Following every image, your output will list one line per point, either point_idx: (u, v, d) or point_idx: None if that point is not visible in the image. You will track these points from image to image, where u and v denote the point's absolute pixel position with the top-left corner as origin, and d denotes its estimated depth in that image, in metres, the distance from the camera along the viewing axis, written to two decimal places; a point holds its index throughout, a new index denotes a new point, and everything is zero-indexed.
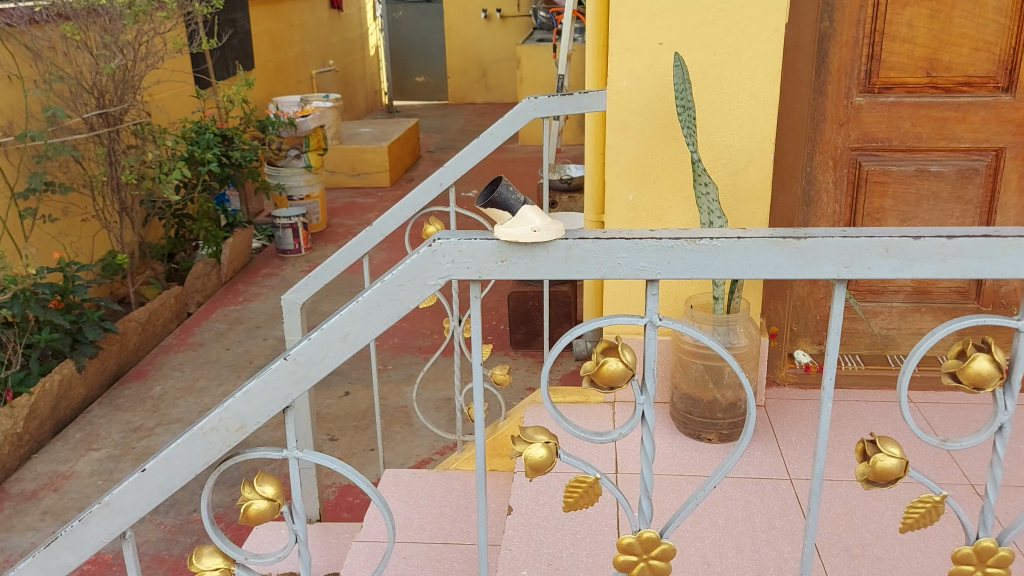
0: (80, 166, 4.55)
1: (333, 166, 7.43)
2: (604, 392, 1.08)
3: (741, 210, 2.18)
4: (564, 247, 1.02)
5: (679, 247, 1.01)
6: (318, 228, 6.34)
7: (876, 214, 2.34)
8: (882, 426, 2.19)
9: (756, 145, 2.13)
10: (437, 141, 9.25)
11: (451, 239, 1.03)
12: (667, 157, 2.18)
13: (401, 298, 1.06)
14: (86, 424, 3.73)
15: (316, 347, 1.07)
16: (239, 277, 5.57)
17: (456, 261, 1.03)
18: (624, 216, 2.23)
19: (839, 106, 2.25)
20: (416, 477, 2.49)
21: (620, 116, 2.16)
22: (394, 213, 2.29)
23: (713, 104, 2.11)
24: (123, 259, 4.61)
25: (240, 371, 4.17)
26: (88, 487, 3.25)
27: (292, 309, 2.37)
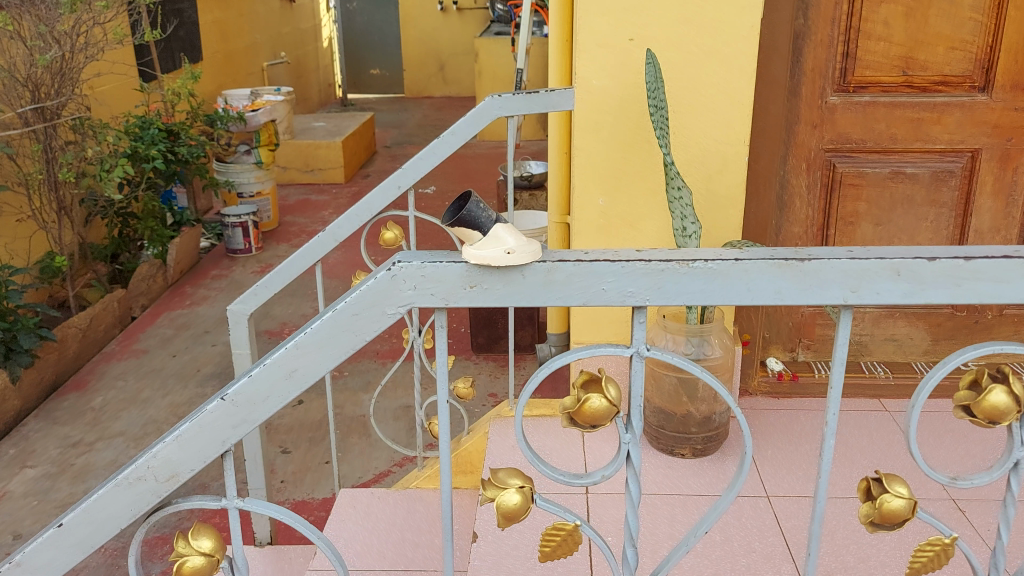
0: (14, 163, 4.28)
1: (285, 162, 7.22)
2: (584, 433, 0.96)
3: (714, 215, 2.09)
4: (542, 270, 0.90)
5: (671, 270, 0.90)
6: (269, 227, 6.14)
7: (851, 217, 2.26)
8: (858, 438, 2.11)
9: (731, 148, 2.03)
10: (394, 136, 9.07)
11: (412, 263, 0.90)
12: (638, 159, 2.07)
13: (353, 330, 0.92)
14: (20, 440, 3.52)
15: (257, 386, 0.94)
16: (186, 279, 5.35)
17: (419, 287, 0.91)
18: (593, 221, 2.12)
19: (814, 106, 2.18)
20: (375, 497, 2.36)
21: (588, 116, 2.05)
22: (348, 218, 2.14)
23: (686, 105, 2.01)
24: (62, 262, 4.37)
25: (186, 380, 3.99)
26: (22, 509, 3.06)
27: (239, 320, 2.22)
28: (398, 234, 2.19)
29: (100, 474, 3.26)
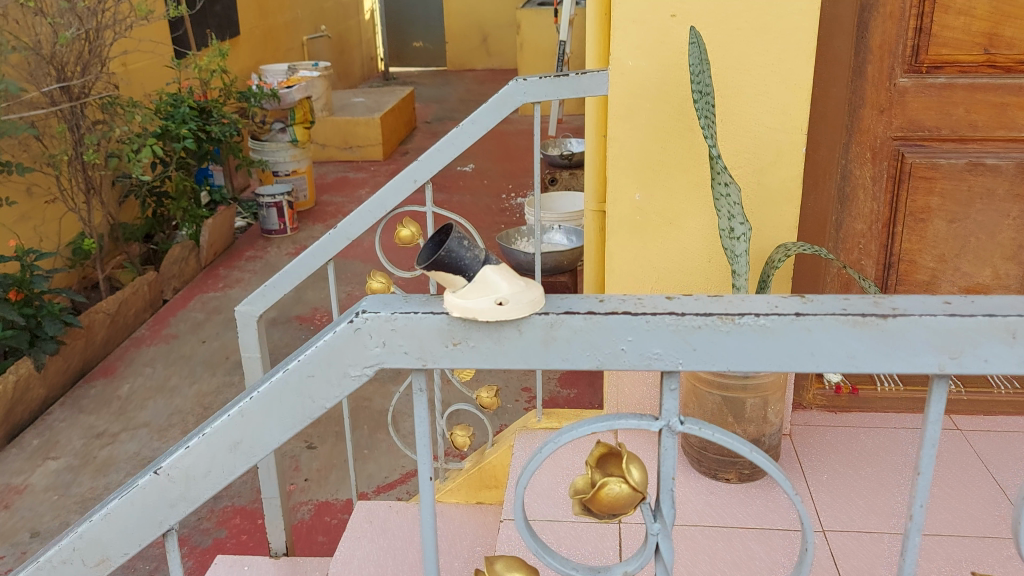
0: (41, 144, 4.19)
1: (323, 139, 7.08)
2: (603, 521, 0.77)
3: (767, 211, 1.86)
4: (544, 323, 0.71)
5: (711, 326, 0.70)
6: (306, 206, 6.00)
7: (921, 213, 2.01)
8: (926, 463, 1.88)
9: (787, 137, 1.80)
10: (435, 111, 8.87)
11: (379, 313, 0.72)
12: (679, 149, 1.85)
13: (309, 394, 0.75)
14: (45, 429, 3.46)
15: (197, 459, 0.77)
16: (220, 260, 5.25)
17: (389, 343, 0.72)
18: (629, 219, 1.91)
19: (880, 89, 1.93)
20: (393, 512, 2.19)
21: (625, 102, 1.83)
22: (361, 214, 1.97)
23: (735, 89, 1.79)
24: (91, 245, 4.28)
25: (214, 368, 3.89)
26: (42, 504, 2.99)
27: (248, 322, 2.06)
28: (416, 231, 2.01)
29: (122, 468, 3.18)
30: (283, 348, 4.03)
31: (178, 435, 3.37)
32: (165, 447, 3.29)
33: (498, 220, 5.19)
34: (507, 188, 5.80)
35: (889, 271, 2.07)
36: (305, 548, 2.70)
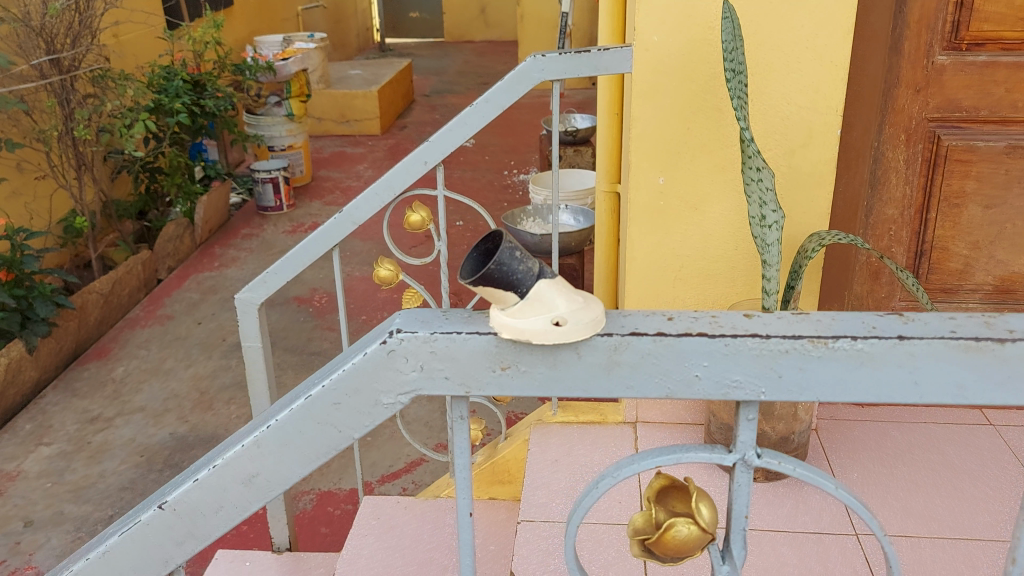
0: (30, 119, 4.06)
1: (319, 113, 6.93)
2: (667, 565, 0.69)
3: (797, 196, 1.77)
4: (606, 346, 0.62)
5: (799, 350, 0.61)
6: (302, 181, 5.85)
7: (956, 197, 1.91)
8: (962, 462, 1.81)
9: (820, 118, 1.70)
10: (434, 84, 8.70)
11: (417, 333, 0.62)
12: (705, 130, 1.75)
13: (334, 423, 0.65)
14: (38, 413, 3.36)
15: (205, 494, 0.68)
16: (216, 238, 5.13)
17: (427, 368, 0.63)
18: (651, 204, 1.81)
19: (917, 67, 1.82)
20: (401, 508, 2.11)
21: (648, 80, 1.73)
22: (367, 197, 1.86)
23: (767, 66, 1.68)
24: (83, 223, 4.16)
25: (211, 350, 3.79)
26: (35, 491, 2.90)
27: (248, 310, 1.97)
28: (426, 216, 1.91)
29: (117, 455, 3.09)
30: (281, 330, 3.93)
31: (174, 420, 3.28)
32: (161, 433, 3.20)
33: (501, 197, 5.07)
34: (509, 164, 5.68)
35: (921, 258, 1.99)
36: (307, 540, 2.62)
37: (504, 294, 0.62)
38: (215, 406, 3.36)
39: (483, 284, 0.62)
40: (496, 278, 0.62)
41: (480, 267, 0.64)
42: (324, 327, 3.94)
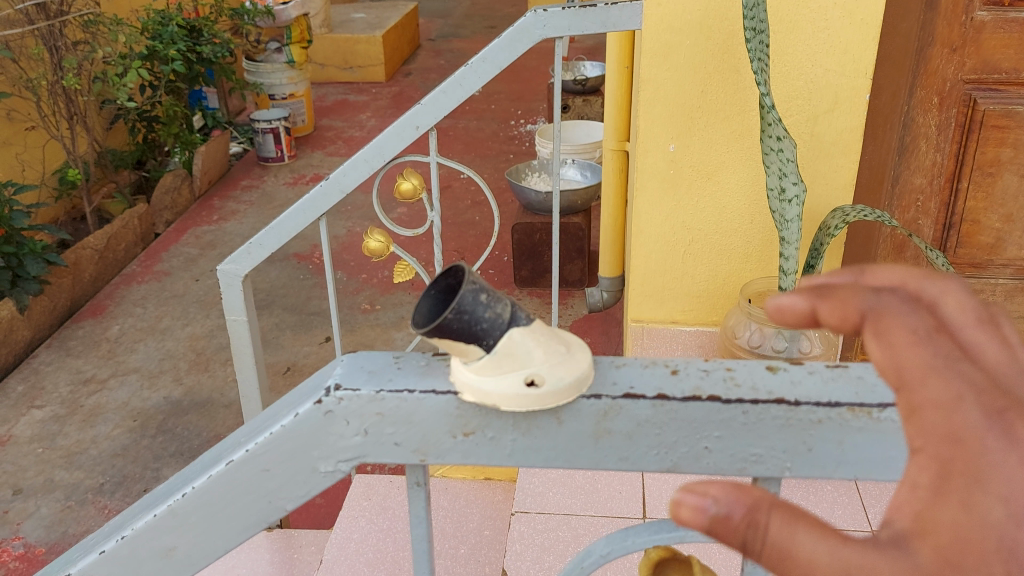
0: (17, 67, 3.89)
1: (322, 59, 6.73)
2: None
3: (820, 166, 1.62)
4: (593, 410, 0.50)
5: (835, 421, 0.49)
6: (303, 131, 5.68)
7: (990, 166, 1.77)
8: None
9: (847, 82, 1.55)
10: (439, 27, 8.43)
11: (359, 392, 0.51)
12: (721, 93, 1.60)
13: (265, 493, 0.54)
14: (31, 374, 3.29)
15: (117, 567, 0.57)
16: (215, 189, 4.96)
17: (373, 431, 0.52)
18: (661, 173, 1.68)
19: (954, 24, 1.65)
20: (395, 487, 1.97)
21: (660, 38, 1.58)
22: (356, 163, 1.68)
23: (792, 24, 1.52)
24: (76, 176, 4.03)
25: (208, 309, 3.70)
26: (26, 457, 2.84)
27: (233, 282, 1.85)
28: (418, 184, 1.79)
29: (110, 418, 3.02)
30: (280, 288, 3.82)
31: (169, 382, 3.21)
32: (155, 397, 3.13)
33: (506, 148, 4.91)
34: (516, 113, 5.50)
35: (949, 231, 1.84)
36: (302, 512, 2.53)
37: (467, 343, 0.49)
38: (211, 367, 3.28)
39: (440, 336, 0.49)
40: (455, 329, 0.48)
41: (441, 310, 0.52)
42: (323, 285, 3.83)
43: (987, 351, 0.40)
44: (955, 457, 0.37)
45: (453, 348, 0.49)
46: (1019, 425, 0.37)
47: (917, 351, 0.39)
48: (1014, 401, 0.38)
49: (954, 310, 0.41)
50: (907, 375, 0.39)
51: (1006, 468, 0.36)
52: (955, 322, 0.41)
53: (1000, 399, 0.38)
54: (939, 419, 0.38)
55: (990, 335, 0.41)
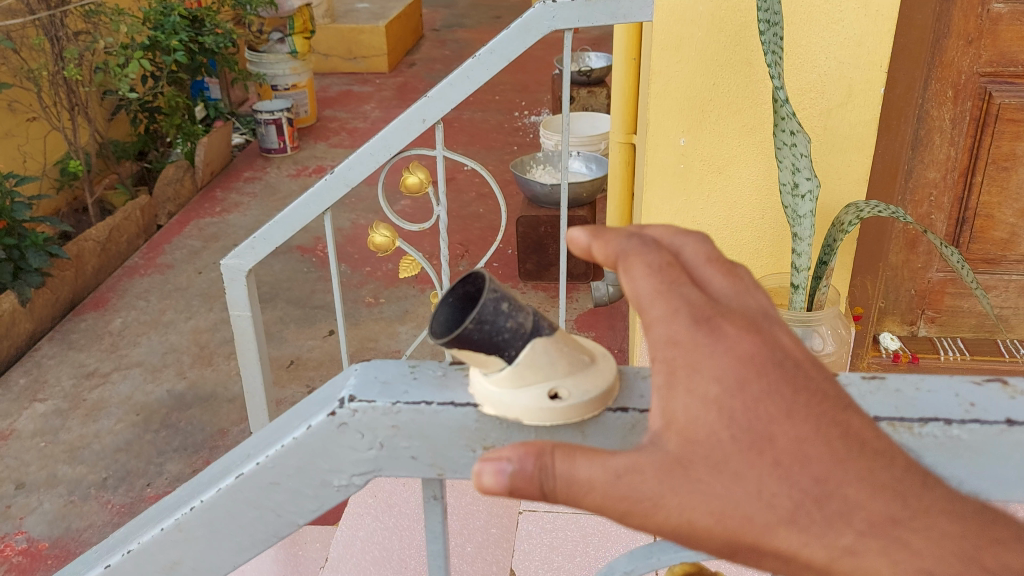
0: (18, 57, 3.86)
1: (326, 49, 6.68)
2: None
3: (833, 160, 1.60)
4: (622, 423, 0.49)
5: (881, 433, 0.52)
6: (306, 122, 5.65)
7: (1005, 160, 1.74)
8: None
9: (861, 74, 1.52)
10: (444, 17, 8.36)
11: (374, 404, 0.49)
12: (733, 86, 1.57)
13: (272, 507, 0.53)
14: (33, 367, 3.27)
15: None
16: (218, 180, 4.93)
17: (386, 448, 0.50)
18: (670, 167, 1.65)
19: (970, 16, 1.62)
20: (399, 485, 1.95)
21: (672, 30, 1.55)
22: (362, 156, 1.66)
23: (806, 15, 1.49)
24: (78, 167, 4.01)
25: (211, 302, 3.68)
26: (29, 451, 2.83)
27: (236, 277, 1.82)
28: (424, 178, 1.76)
29: (113, 413, 3.01)
30: (284, 281, 3.80)
31: (173, 376, 3.19)
32: (159, 390, 3.11)
33: (510, 140, 4.88)
34: (520, 105, 5.46)
35: (963, 226, 1.82)
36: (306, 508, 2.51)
37: (489, 353, 0.47)
38: (215, 361, 3.27)
39: (460, 347, 0.47)
40: (475, 340, 0.46)
41: (459, 318, 0.50)
42: (326, 278, 3.81)
43: (714, 280, 0.49)
44: (675, 355, 0.45)
45: (474, 359, 0.47)
46: (722, 324, 0.46)
47: (650, 278, 0.47)
48: (722, 311, 0.47)
49: (688, 252, 0.50)
50: (643, 302, 0.47)
51: (714, 357, 0.45)
52: (691, 261, 0.50)
53: (712, 309, 0.47)
54: (662, 329, 0.46)
55: (718, 269, 0.50)
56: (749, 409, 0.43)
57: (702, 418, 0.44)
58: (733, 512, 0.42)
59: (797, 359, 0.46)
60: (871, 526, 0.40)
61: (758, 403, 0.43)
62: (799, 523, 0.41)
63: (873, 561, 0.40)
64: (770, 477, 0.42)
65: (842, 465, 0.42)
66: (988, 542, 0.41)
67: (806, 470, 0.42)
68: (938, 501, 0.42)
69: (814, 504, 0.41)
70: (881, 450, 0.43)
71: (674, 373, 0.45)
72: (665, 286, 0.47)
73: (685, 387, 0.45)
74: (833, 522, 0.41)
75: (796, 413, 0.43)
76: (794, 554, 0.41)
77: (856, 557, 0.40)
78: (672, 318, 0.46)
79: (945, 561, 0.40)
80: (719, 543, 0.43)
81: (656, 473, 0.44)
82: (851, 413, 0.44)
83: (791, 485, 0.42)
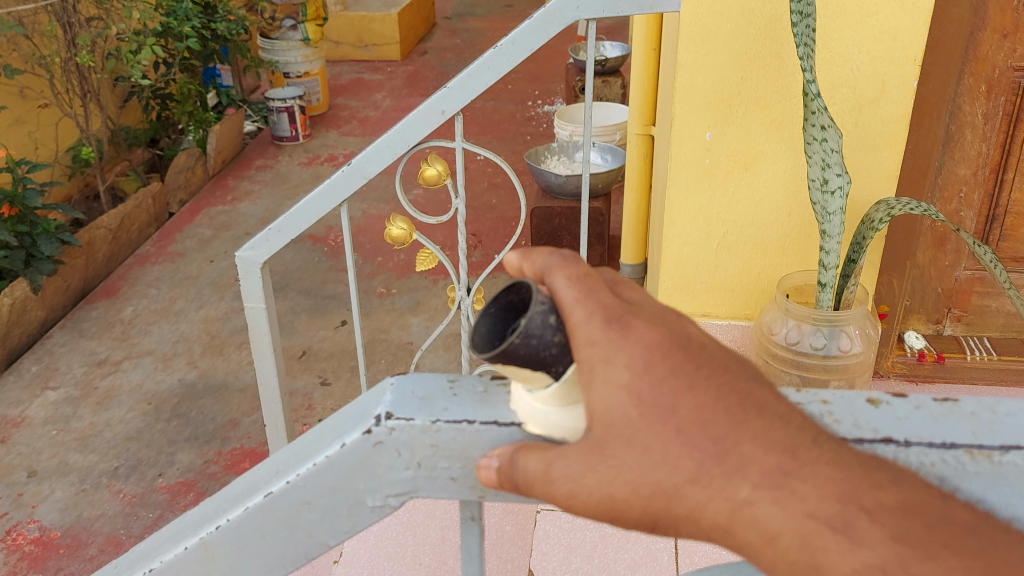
0: (29, 43, 3.83)
1: (338, 37, 6.65)
2: None
3: (862, 157, 1.56)
4: None
5: (957, 464, 0.49)
6: (318, 110, 5.62)
7: None
8: None
9: (895, 69, 1.48)
10: (455, 6, 8.30)
11: (413, 422, 0.51)
12: (761, 80, 1.54)
13: (303, 527, 0.55)
14: (44, 355, 3.26)
15: None
16: (229, 169, 4.90)
17: (425, 467, 0.52)
18: (694, 163, 1.62)
19: (1007, 9, 1.56)
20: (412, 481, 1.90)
21: (700, 22, 1.51)
22: (379, 149, 1.62)
23: (837, 7, 1.45)
24: (90, 154, 3.98)
25: (222, 291, 3.66)
26: (40, 439, 2.82)
27: (250, 269, 1.80)
28: (443, 170, 1.73)
29: (124, 401, 3.00)
30: (295, 271, 3.78)
31: (184, 365, 3.18)
32: (169, 379, 3.10)
33: (523, 130, 4.83)
34: (532, 94, 5.42)
35: (993, 223, 1.78)
36: None
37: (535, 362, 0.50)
38: (226, 351, 3.25)
39: (507, 362, 0.50)
40: (522, 354, 0.50)
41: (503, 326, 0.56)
42: (338, 268, 3.78)
43: (630, 293, 0.54)
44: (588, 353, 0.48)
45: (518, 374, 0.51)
46: (631, 322, 0.49)
47: (568, 288, 0.50)
48: (631, 310, 0.50)
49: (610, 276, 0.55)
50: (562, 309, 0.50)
51: (623, 349, 0.48)
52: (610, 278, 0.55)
53: (624, 309, 0.50)
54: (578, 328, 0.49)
55: (631, 284, 0.54)
56: (655, 387, 0.47)
57: (617, 404, 0.47)
58: (647, 482, 0.46)
59: (699, 341, 0.50)
60: (765, 476, 0.43)
61: (665, 381, 0.47)
62: (703, 481, 0.44)
63: (766, 507, 0.43)
64: (675, 445, 0.45)
65: (736, 426, 0.45)
66: (870, 485, 0.43)
67: (703, 432, 0.45)
68: (825, 452, 0.44)
69: (714, 462, 0.44)
70: (778, 412, 0.46)
71: (592, 365, 0.48)
72: (581, 294, 0.50)
73: (603, 379, 0.48)
74: (731, 476, 0.44)
75: (697, 387, 0.46)
76: (700, 509, 0.44)
77: (754, 507, 0.43)
78: (584, 323, 0.49)
79: (828, 504, 0.42)
80: (639, 514, 0.47)
81: (575, 457, 0.48)
82: (750, 384, 0.48)
83: (692, 448, 0.45)
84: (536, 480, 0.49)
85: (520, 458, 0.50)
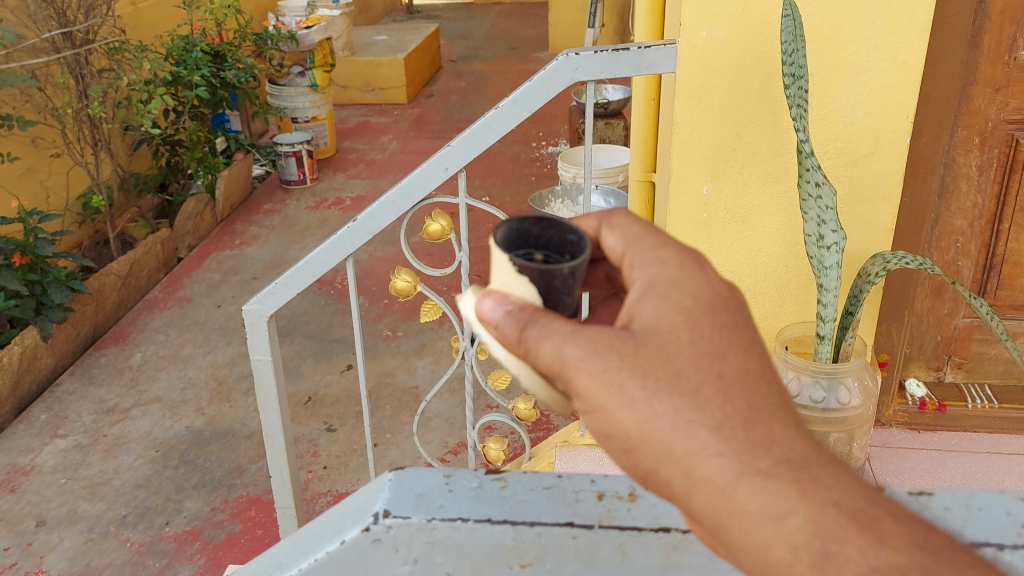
0: (42, 94, 3.91)
1: (344, 81, 6.75)
2: None
3: (855, 211, 1.59)
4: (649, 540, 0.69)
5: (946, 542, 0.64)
6: (325, 154, 5.69)
7: None
8: None
9: (889, 125, 1.51)
10: (460, 50, 8.43)
11: (409, 522, 0.67)
12: (757, 138, 1.57)
13: None
14: (53, 402, 3.28)
15: None
16: (237, 214, 4.96)
17: (426, 555, 0.68)
18: (691, 217, 1.65)
19: (998, 63, 1.60)
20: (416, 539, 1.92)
21: (696, 81, 1.54)
22: (384, 206, 1.65)
23: (832, 64, 1.49)
24: (100, 202, 4.03)
25: (229, 337, 3.68)
26: (49, 487, 2.83)
27: (257, 322, 1.81)
28: (446, 225, 1.76)
29: (133, 448, 3.01)
30: (302, 315, 3.81)
31: (191, 412, 3.19)
32: (177, 426, 3.12)
33: (528, 171, 4.89)
34: (537, 136, 5.48)
35: (990, 272, 1.81)
36: None
37: (552, 299, 0.75)
38: (233, 397, 3.27)
39: (546, 278, 0.73)
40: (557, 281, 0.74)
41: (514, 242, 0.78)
42: (344, 312, 3.81)
43: None
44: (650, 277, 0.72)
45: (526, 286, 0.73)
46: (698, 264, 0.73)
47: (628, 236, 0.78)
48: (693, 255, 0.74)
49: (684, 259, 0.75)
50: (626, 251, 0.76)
51: (677, 276, 0.71)
52: None
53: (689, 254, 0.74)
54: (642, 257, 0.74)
55: None
56: (705, 323, 0.68)
57: (663, 313, 0.68)
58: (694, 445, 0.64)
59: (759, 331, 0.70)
60: (789, 459, 0.63)
61: (713, 316, 0.68)
62: (722, 433, 0.64)
63: (784, 485, 0.62)
64: (713, 387, 0.65)
65: (772, 405, 0.66)
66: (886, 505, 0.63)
67: (744, 394, 0.65)
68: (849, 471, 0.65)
69: (741, 423, 0.64)
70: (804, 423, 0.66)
71: (655, 288, 0.70)
72: (647, 239, 0.76)
73: (653, 297, 0.70)
74: (758, 447, 0.63)
75: (748, 350, 0.68)
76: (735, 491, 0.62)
77: (770, 483, 0.62)
78: (638, 250, 0.75)
79: (847, 500, 0.61)
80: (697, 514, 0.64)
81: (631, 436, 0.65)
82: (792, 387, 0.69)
83: (729, 401, 0.65)
84: (548, 337, 0.67)
85: (532, 322, 0.69)
